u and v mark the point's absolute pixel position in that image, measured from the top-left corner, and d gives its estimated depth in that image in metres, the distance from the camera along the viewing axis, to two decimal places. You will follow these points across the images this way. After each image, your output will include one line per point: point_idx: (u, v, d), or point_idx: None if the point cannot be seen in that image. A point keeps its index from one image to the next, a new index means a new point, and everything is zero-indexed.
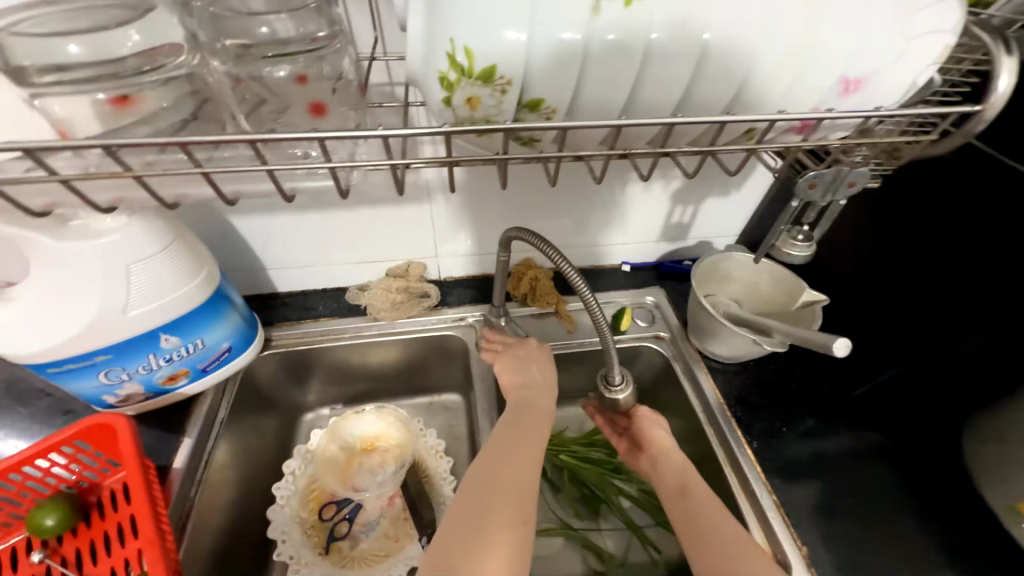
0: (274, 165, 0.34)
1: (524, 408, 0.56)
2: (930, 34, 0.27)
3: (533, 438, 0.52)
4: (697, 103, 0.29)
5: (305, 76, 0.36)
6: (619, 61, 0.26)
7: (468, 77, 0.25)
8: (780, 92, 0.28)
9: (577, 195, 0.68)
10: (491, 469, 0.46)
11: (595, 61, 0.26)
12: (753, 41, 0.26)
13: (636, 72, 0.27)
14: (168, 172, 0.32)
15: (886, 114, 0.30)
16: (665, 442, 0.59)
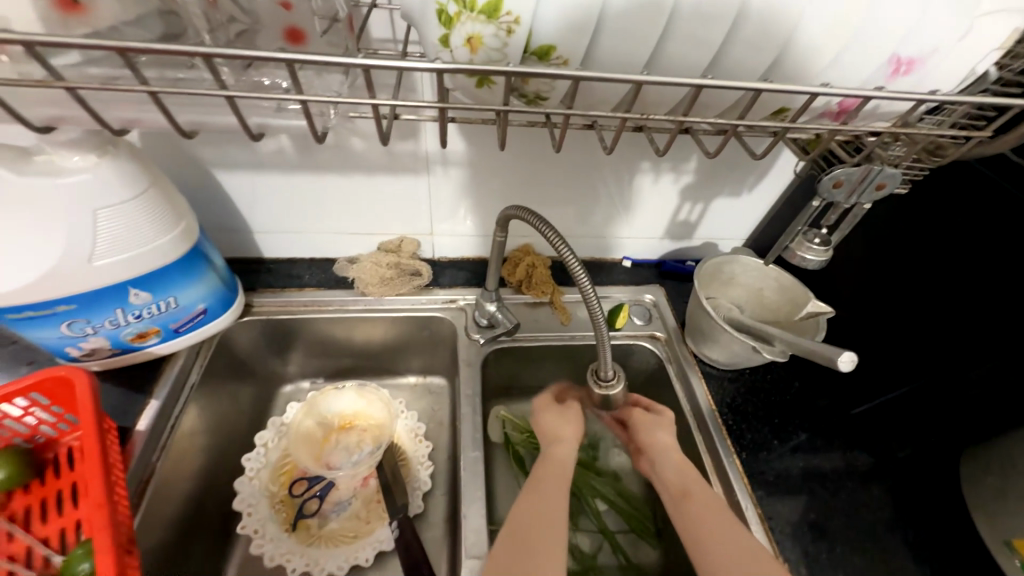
0: (236, 92, 0.30)
1: (547, 455, 0.53)
2: (998, 14, 0.24)
3: (556, 484, 0.48)
4: (727, 70, 0.26)
5: (290, 3, 0.33)
6: (648, 12, 0.22)
7: (470, 10, 0.22)
8: (821, 67, 0.25)
9: (582, 182, 0.65)
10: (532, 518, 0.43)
11: (617, 7, 0.22)
12: (802, 3, 0.23)
13: (665, 28, 0.23)
14: (107, 88, 0.29)
15: (940, 100, 0.27)
16: (667, 444, 0.55)
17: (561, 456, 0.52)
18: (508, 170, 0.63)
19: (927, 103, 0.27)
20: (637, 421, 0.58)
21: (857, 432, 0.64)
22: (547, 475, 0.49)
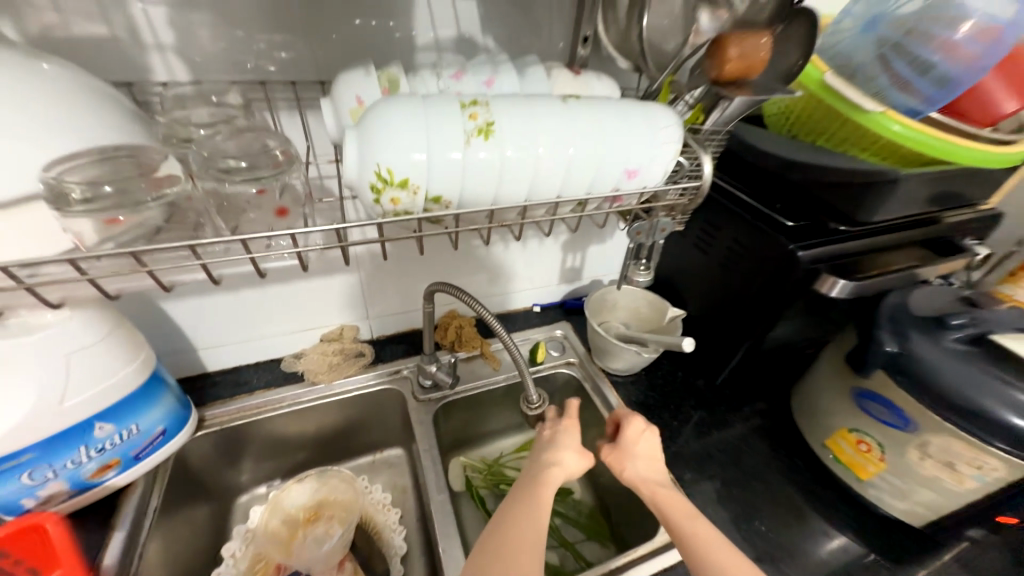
0: (257, 254, 0.42)
1: (543, 475, 0.55)
2: (667, 143, 0.46)
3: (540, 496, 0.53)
4: (541, 191, 0.45)
5: (264, 190, 0.42)
6: (488, 171, 0.41)
7: (391, 185, 0.39)
8: (588, 181, 0.46)
9: (486, 254, 0.82)
10: (506, 526, 0.50)
11: (471, 171, 0.40)
12: (566, 155, 0.43)
13: (499, 178, 0.42)
14: (179, 267, 0.40)
15: (653, 189, 0.48)
16: (644, 462, 0.60)
17: (549, 468, 0.56)
18: (424, 256, 0.78)
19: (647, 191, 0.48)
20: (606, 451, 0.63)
21: (728, 397, 0.84)
22: (533, 492, 0.54)
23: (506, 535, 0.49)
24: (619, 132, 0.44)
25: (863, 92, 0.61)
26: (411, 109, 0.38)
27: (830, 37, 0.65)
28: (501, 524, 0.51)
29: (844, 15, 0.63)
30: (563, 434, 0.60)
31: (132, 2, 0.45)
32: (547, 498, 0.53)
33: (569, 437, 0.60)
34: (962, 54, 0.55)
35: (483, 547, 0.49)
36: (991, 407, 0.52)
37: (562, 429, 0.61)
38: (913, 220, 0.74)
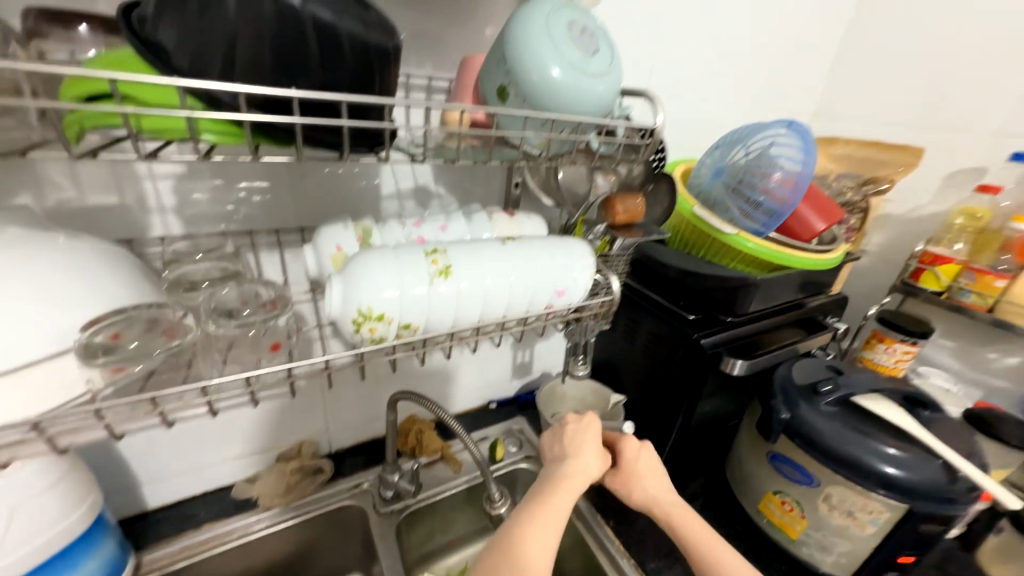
0: (259, 390, 0.44)
1: (562, 479, 0.59)
2: (584, 268, 0.60)
3: (560, 501, 0.57)
4: (489, 313, 0.55)
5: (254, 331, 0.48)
6: (447, 302, 0.51)
7: (370, 318, 0.47)
8: (526, 302, 0.57)
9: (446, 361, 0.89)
10: (523, 523, 0.54)
11: (434, 301, 0.50)
12: (507, 285, 0.55)
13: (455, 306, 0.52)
14: (186, 406, 0.42)
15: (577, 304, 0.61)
16: (651, 479, 0.66)
17: (571, 472, 0.60)
18: (394, 372, 0.84)
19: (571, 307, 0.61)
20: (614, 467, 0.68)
21: (674, 475, 0.92)
22: (552, 492, 0.57)
23: (523, 531, 0.53)
24: (546, 264, 0.58)
25: (721, 218, 0.83)
26: (385, 259, 0.49)
27: (696, 180, 0.89)
28: (519, 519, 0.55)
29: (702, 167, 0.88)
30: (583, 439, 0.64)
31: (144, 178, 0.54)
32: (568, 503, 0.57)
33: (591, 443, 0.64)
34: (775, 198, 0.77)
35: (500, 539, 0.53)
36: (861, 455, 0.65)
37: (583, 436, 0.65)
38: (784, 307, 0.94)
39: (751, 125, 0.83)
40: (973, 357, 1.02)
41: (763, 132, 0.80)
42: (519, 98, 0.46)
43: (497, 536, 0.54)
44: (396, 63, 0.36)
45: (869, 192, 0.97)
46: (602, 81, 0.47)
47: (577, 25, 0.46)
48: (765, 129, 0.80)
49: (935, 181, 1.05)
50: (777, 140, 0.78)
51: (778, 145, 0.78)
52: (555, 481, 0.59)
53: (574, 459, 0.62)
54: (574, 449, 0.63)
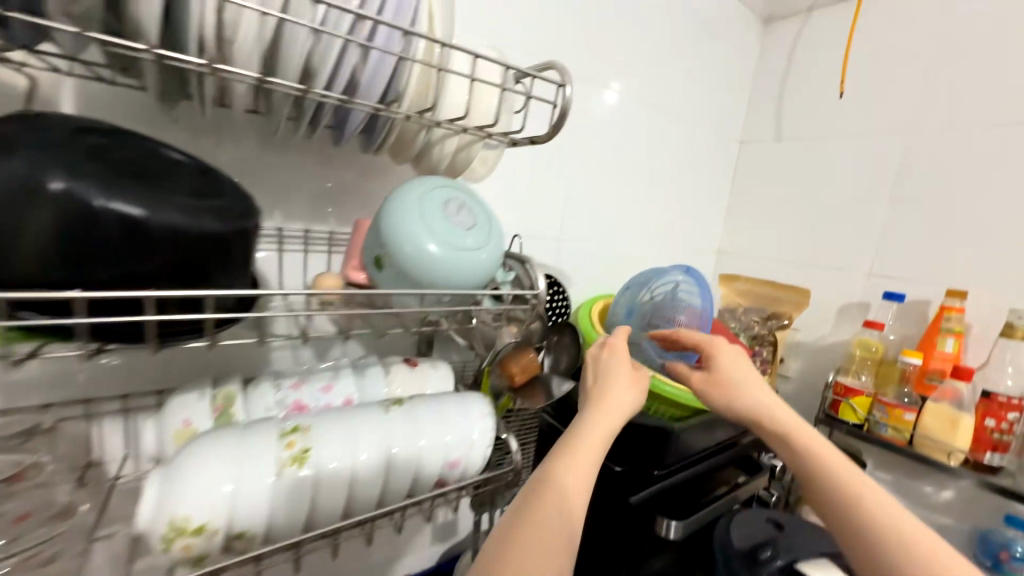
0: None
1: (591, 422, 0.50)
2: (482, 433, 0.54)
3: (594, 449, 0.48)
4: (358, 501, 0.46)
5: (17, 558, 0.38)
6: (298, 498, 0.42)
7: (185, 534, 0.37)
8: (406, 483, 0.49)
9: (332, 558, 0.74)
10: (541, 489, 0.45)
11: (282, 498, 0.41)
12: (382, 464, 0.47)
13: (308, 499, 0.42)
14: None
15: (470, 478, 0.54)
16: (751, 387, 0.59)
17: (613, 399, 0.52)
18: None
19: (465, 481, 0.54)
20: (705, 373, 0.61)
21: None
22: (580, 446, 0.48)
23: (561, 461, 0.46)
24: (433, 430, 0.51)
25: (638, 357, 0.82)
26: (225, 448, 0.41)
27: (613, 317, 0.90)
28: (537, 484, 0.45)
29: (617, 305, 0.90)
30: (617, 372, 0.55)
31: None
32: (596, 451, 0.48)
33: (622, 374, 0.55)
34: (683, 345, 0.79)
35: (519, 506, 0.44)
36: None
37: (622, 364, 0.56)
38: (717, 448, 0.89)
39: (657, 271, 0.87)
40: (909, 490, 1.00)
41: (667, 280, 0.84)
42: (397, 273, 0.46)
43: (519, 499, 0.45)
44: (241, 247, 0.36)
45: (773, 326, 1.03)
46: (483, 249, 0.48)
47: (453, 202, 0.48)
48: (669, 277, 0.85)
49: (830, 313, 1.14)
50: (681, 288, 0.82)
51: (682, 292, 0.82)
52: (587, 423, 0.50)
53: (611, 394, 0.53)
54: (596, 385, 0.54)
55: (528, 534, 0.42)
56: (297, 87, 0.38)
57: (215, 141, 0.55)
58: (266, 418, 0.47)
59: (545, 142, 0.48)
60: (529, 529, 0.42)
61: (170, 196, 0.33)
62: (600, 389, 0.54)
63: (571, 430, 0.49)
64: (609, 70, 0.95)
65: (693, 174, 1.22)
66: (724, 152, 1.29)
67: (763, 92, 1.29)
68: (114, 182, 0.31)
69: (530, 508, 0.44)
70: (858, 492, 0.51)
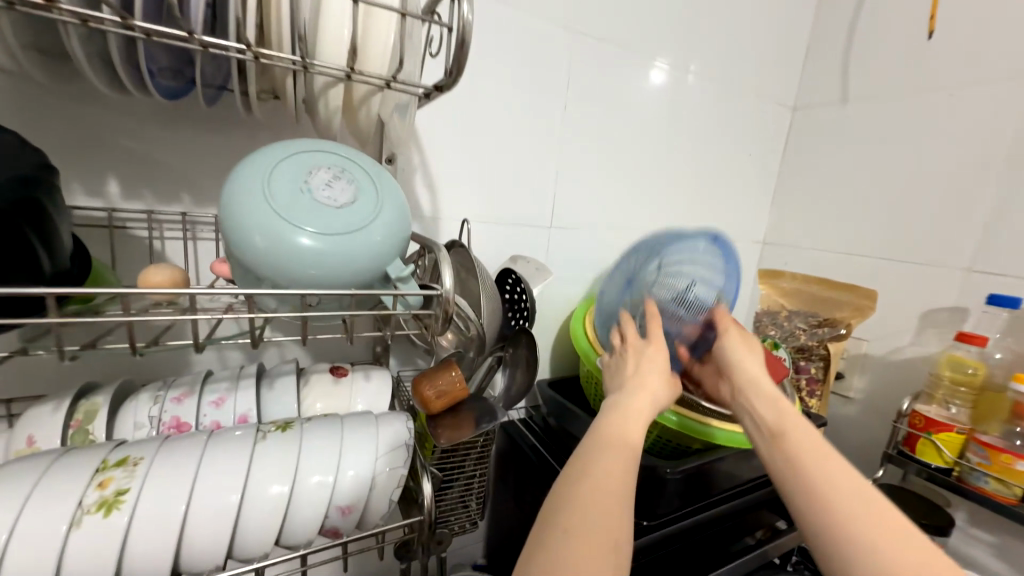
0: None
1: (639, 390, 0.47)
2: (390, 470, 0.43)
3: (645, 412, 0.46)
4: (194, 557, 0.35)
5: None
6: (99, 556, 0.32)
7: None
8: (275, 536, 0.38)
9: None
10: (598, 443, 0.42)
11: (72, 553, 0.31)
12: (230, 512, 0.36)
13: (119, 558, 0.33)
14: None
15: (374, 523, 0.43)
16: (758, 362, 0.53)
17: (652, 381, 0.48)
18: None
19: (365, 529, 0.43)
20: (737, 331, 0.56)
21: None
22: (635, 409, 0.46)
23: (616, 418, 0.45)
24: (316, 465, 0.40)
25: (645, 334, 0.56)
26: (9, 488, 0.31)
27: (610, 298, 0.66)
28: (590, 441, 0.43)
29: (614, 281, 0.67)
30: (659, 355, 0.50)
31: None
32: (647, 417, 0.46)
33: (657, 362, 0.50)
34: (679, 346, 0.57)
35: (575, 463, 0.42)
36: None
37: (658, 350, 0.51)
38: (740, 489, 0.70)
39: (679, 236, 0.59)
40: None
41: (683, 257, 0.56)
42: (259, 278, 0.35)
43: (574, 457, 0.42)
44: (11, 226, 0.29)
45: (826, 336, 0.82)
46: (377, 227, 0.36)
47: (325, 171, 0.37)
48: (688, 253, 0.57)
49: (909, 320, 0.89)
50: (698, 275, 0.55)
51: (697, 282, 0.55)
52: (635, 388, 0.47)
53: (651, 374, 0.48)
54: (647, 354, 0.50)
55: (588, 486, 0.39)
56: (68, 16, 0.29)
57: (101, 114, 0.48)
58: (130, 440, 0.40)
59: (451, 88, 0.38)
60: (590, 480, 0.39)
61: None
62: (639, 365, 0.49)
63: (616, 401, 0.47)
64: (614, 20, 0.77)
65: (728, 148, 1.00)
66: (771, 122, 1.06)
67: (824, 44, 1.04)
68: None
69: (581, 466, 0.41)
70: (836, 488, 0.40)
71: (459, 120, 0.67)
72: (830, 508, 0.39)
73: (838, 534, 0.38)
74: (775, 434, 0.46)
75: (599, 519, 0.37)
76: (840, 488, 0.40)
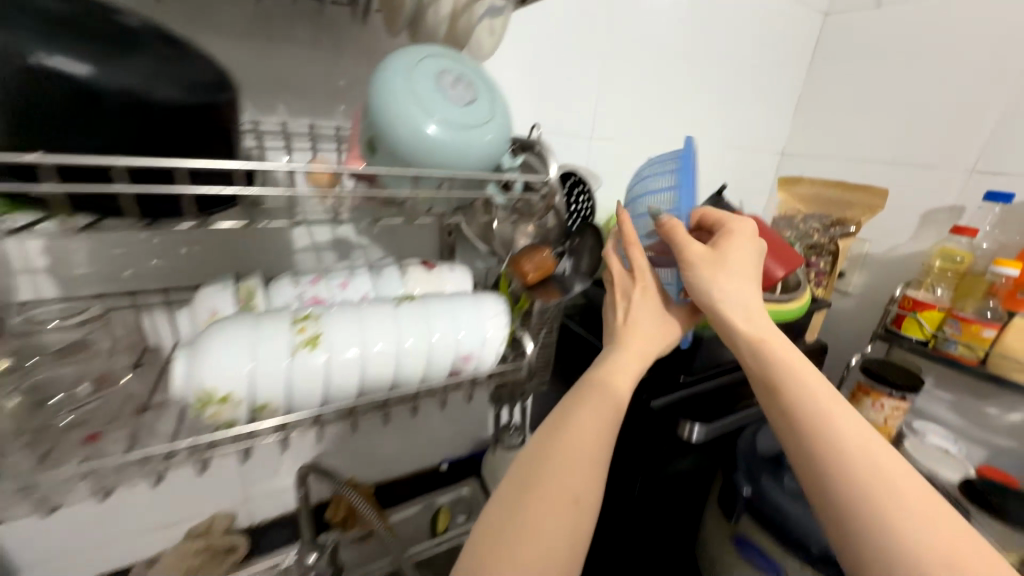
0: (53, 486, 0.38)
1: (620, 348, 0.54)
2: (497, 328, 0.54)
3: (632, 365, 0.52)
4: (369, 385, 0.48)
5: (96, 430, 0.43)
6: (312, 378, 0.44)
7: (214, 401, 0.40)
8: (420, 373, 0.50)
9: (370, 443, 0.84)
10: (575, 404, 0.48)
11: (293, 377, 0.43)
12: (390, 355, 0.48)
13: (323, 380, 0.45)
14: None
15: (486, 370, 0.55)
16: (740, 280, 0.52)
17: (636, 333, 0.55)
18: (296, 463, 0.80)
19: (479, 374, 0.55)
20: (704, 251, 0.53)
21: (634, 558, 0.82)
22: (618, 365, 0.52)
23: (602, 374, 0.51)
24: (444, 323, 0.51)
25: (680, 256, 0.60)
26: (241, 331, 0.42)
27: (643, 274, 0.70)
28: (570, 404, 0.48)
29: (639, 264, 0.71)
30: (640, 309, 0.56)
31: (10, 238, 0.50)
32: (629, 371, 0.52)
33: (640, 316, 0.56)
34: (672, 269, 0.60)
35: (554, 423, 0.47)
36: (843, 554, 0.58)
37: (642, 306, 0.56)
38: None
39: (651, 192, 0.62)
40: (972, 411, 0.93)
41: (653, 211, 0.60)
42: (390, 156, 0.42)
43: (558, 415, 0.48)
44: (216, 121, 0.34)
45: (837, 234, 0.92)
46: (487, 128, 0.43)
47: (449, 73, 0.43)
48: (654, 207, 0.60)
49: (910, 220, 0.98)
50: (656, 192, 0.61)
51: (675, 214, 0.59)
52: (623, 346, 0.54)
53: (633, 328, 0.55)
54: (632, 310, 0.56)
55: (564, 441, 0.44)
56: None
57: (205, 27, 0.51)
58: (285, 308, 0.49)
59: None
60: (563, 437, 0.45)
61: (122, 55, 0.29)
62: (626, 323, 0.56)
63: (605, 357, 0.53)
64: None
65: (759, 55, 1.02)
66: (803, 26, 1.06)
67: None
68: (75, 46, 0.27)
69: (561, 424, 0.46)
70: (821, 429, 0.43)
71: (514, 29, 0.69)
72: (821, 441, 0.43)
73: (818, 468, 0.42)
74: (762, 374, 0.49)
75: (565, 471, 0.42)
76: (837, 432, 0.43)
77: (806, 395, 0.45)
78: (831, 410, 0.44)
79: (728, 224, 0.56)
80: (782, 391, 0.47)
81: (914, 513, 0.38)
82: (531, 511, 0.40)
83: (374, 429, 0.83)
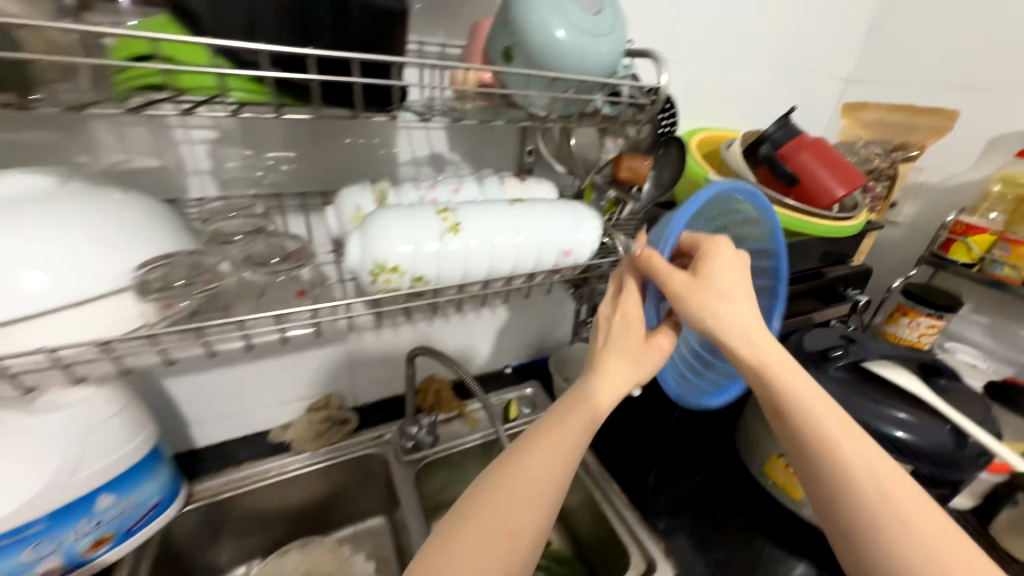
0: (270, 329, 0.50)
1: (593, 370, 0.52)
2: (593, 227, 0.62)
3: (613, 386, 0.51)
4: (492, 269, 0.57)
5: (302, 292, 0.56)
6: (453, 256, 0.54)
7: (386, 270, 0.51)
8: (531, 261, 0.59)
9: (450, 344, 0.97)
10: (547, 426, 0.49)
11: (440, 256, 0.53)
12: (510, 243, 0.56)
13: (461, 260, 0.54)
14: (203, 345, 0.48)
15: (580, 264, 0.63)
16: (726, 302, 0.50)
17: (622, 349, 0.52)
18: (392, 358, 0.93)
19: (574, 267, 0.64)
20: (685, 278, 0.50)
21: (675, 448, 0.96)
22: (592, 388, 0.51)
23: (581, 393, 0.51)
24: (551, 219, 0.59)
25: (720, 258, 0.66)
26: (400, 216, 0.52)
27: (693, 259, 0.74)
28: (544, 423, 0.50)
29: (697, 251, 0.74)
30: (620, 327, 0.53)
31: (182, 142, 0.59)
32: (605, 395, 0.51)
33: (622, 332, 0.53)
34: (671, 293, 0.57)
35: (530, 441, 0.49)
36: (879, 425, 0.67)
37: (624, 325, 0.53)
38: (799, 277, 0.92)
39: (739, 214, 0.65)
40: (1006, 333, 0.99)
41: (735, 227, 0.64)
42: (525, 61, 0.48)
43: (532, 435, 0.49)
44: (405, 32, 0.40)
45: (898, 158, 0.94)
46: (607, 39, 0.48)
47: None
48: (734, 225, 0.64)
49: (975, 148, 0.99)
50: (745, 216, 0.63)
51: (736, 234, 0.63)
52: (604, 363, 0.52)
53: (617, 347, 0.53)
54: (615, 329, 0.53)
55: (539, 460, 0.46)
56: None
57: None
58: (417, 204, 0.58)
59: None
60: (539, 456, 0.47)
61: None
62: (605, 342, 0.53)
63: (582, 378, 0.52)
64: None
65: None
66: None
67: None
68: None
69: (538, 444, 0.48)
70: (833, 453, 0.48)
71: None
72: (834, 462, 0.47)
73: (840, 491, 0.47)
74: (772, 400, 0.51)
75: (542, 492, 0.45)
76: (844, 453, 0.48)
77: (811, 421, 0.49)
78: (839, 437, 0.49)
79: (704, 246, 0.53)
80: (784, 412, 0.50)
81: (914, 531, 0.44)
82: (503, 527, 0.43)
83: (455, 330, 0.96)
